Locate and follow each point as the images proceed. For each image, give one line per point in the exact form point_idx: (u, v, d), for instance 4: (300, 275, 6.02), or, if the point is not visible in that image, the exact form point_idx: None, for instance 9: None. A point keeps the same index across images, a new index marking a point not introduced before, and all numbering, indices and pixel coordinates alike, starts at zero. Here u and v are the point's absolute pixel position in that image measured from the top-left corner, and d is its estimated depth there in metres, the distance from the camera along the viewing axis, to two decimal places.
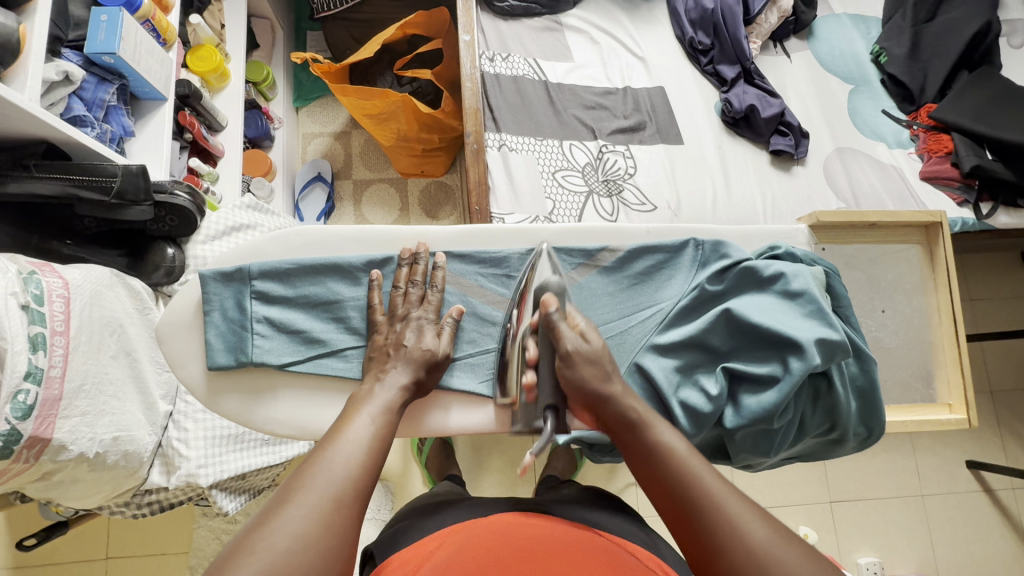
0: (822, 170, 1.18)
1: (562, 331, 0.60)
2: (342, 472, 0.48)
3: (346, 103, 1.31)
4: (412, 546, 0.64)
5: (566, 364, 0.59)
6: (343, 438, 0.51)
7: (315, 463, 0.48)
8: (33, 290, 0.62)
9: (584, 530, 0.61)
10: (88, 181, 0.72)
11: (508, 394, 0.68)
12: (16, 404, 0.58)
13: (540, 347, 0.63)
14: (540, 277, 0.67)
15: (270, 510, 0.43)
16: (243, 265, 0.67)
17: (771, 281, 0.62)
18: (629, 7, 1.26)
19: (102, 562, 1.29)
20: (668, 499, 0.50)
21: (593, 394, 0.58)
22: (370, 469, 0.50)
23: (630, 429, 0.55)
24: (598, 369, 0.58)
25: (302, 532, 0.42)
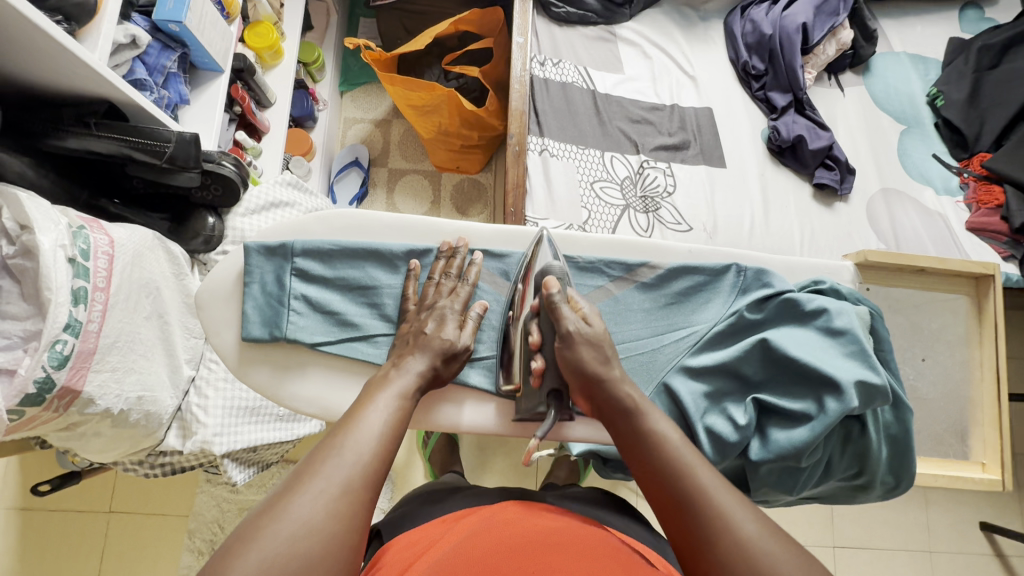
0: (865, 209, 1.15)
1: (564, 312, 0.60)
2: (353, 460, 0.47)
3: (392, 92, 1.32)
4: (418, 527, 0.65)
5: (566, 344, 0.59)
6: (358, 428, 0.50)
7: (330, 446, 0.48)
8: (80, 245, 0.64)
9: (590, 526, 0.61)
10: (142, 144, 0.73)
11: (510, 379, 0.67)
12: (53, 354, 0.59)
13: (542, 332, 0.62)
14: (542, 261, 0.66)
15: (283, 492, 0.44)
16: (287, 242, 0.68)
17: (813, 316, 0.60)
18: (685, 24, 1.25)
19: (105, 515, 1.31)
20: (659, 487, 0.50)
21: (591, 375, 0.57)
22: (382, 457, 0.49)
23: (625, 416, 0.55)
24: (598, 352, 0.59)
25: (312, 518, 0.42)
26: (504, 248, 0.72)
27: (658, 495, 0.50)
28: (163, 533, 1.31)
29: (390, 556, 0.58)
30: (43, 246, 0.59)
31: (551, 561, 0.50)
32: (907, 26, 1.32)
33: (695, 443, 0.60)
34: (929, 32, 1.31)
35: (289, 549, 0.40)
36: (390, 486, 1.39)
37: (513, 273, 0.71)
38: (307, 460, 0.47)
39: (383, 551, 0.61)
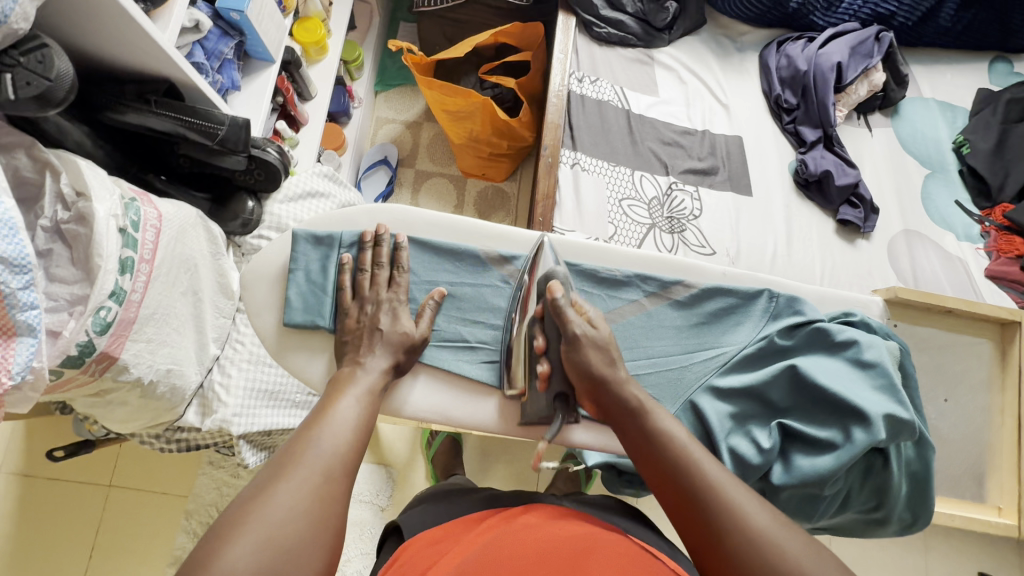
0: (886, 248, 1.17)
1: (569, 315, 0.63)
2: (330, 448, 0.52)
3: (428, 96, 1.35)
4: (438, 528, 0.68)
5: (572, 348, 0.62)
6: (330, 419, 0.55)
7: (308, 435, 0.53)
8: (131, 216, 0.66)
9: (607, 530, 0.62)
10: (198, 124, 0.74)
11: (515, 384, 0.68)
12: (97, 319, 0.61)
13: (547, 336, 0.66)
14: (545, 266, 0.68)
15: (267, 478, 0.49)
16: (335, 232, 0.70)
17: (843, 347, 0.61)
18: (722, 53, 1.28)
19: (105, 488, 1.31)
20: (670, 481, 0.53)
21: (597, 378, 0.61)
22: (354, 449, 0.54)
23: (631, 415, 0.59)
24: (605, 355, 0.62)
25: (294, 500, 0.47)
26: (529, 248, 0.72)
27: (669, 493, 0.53)
28: (161, 511, 1.31)
29: (411, 554, 0.61)
30: (98, 213, 0.61)
31: (571, 565, 0.51)
32: (937, 73, 1.34)
33: (718, 463, 0.60)
34: (959, 81, 1.33)
35: (276, 528, 0.45)
36: (390, 484, 1.39)
37: (511, 281, 0.72)
38: (284, 450, 0.51)
39: (402, 551, 0.64)
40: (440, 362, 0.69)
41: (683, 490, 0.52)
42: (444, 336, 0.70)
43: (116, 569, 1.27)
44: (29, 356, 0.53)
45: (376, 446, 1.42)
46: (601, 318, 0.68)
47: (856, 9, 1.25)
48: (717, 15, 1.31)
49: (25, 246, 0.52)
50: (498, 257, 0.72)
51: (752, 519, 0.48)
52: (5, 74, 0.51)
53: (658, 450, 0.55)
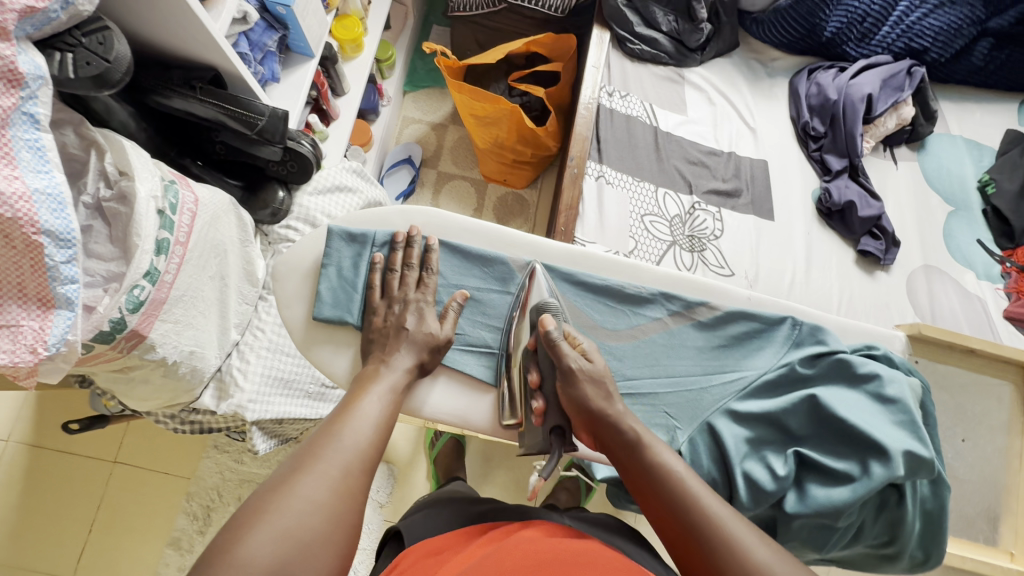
0: (905, 282, 1.16)
1: (564, 349, 0.63)
2: (354, 446, 0.53)
3: (457, 99, 1.36)
4: (437, 538, 0.69)
5: (569, 382, 0.63)
6: (353, 416, 0.56)
7: (333, 430, 0.54)
8: (170, 199, 0.67)
9: (605, 548, 0.62)
10: (239, 114, 0.76)
11: (513, 414, 0.69)
12: (131, 298, 0.62)
13: (541, 370, 0.67)
14: (539, 295, 0.70)
15: (289, 469, 0.49)
16: (370, 230, 0.71)
17: (865, 380, 0.61)
18: (752, 77, 1.28)
19: (109, 464, 1.33)
20: (668, 517, 0.54)
21: (593, 412, 0.62)
22: (374, 449, 0.54)
23: (629, 449, 0.59)
24: (600, 389, 0.62)
25: (316, 493, 0.47)
26: (566, 263, 0.71)
27: (670, 527, 0.54)
28: (162, 491, 1.32)
29: (411, 563, 0.62)
30: (140, 194, 0.62)
31: None
32: (966, 111, 1.34)
33: (731, 487, 0.60)
34: (988, 120, 1.33)
35: (296, 521, 0.45)
36: (391, 481, 1.39)
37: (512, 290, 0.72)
38: (308, 445, 0.52)
39: (401, 559, 0.65)
40: (463, 366, 0.69)
41: (683, 523, 0.53)
42: (469, 340, 0.71)
43: (114, 545, 1.28)
44: (65, 328, 0.55)
45: None
46: (623, 334, 0.69)
47: (891, 41, 1.24)
48: (750, 39, 1.31)
49: (71, 221, 0.53)
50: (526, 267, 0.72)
51: (754, 552, 0.49)
52: (66, 53, 0.53)
53: (656, 483, 0.56)
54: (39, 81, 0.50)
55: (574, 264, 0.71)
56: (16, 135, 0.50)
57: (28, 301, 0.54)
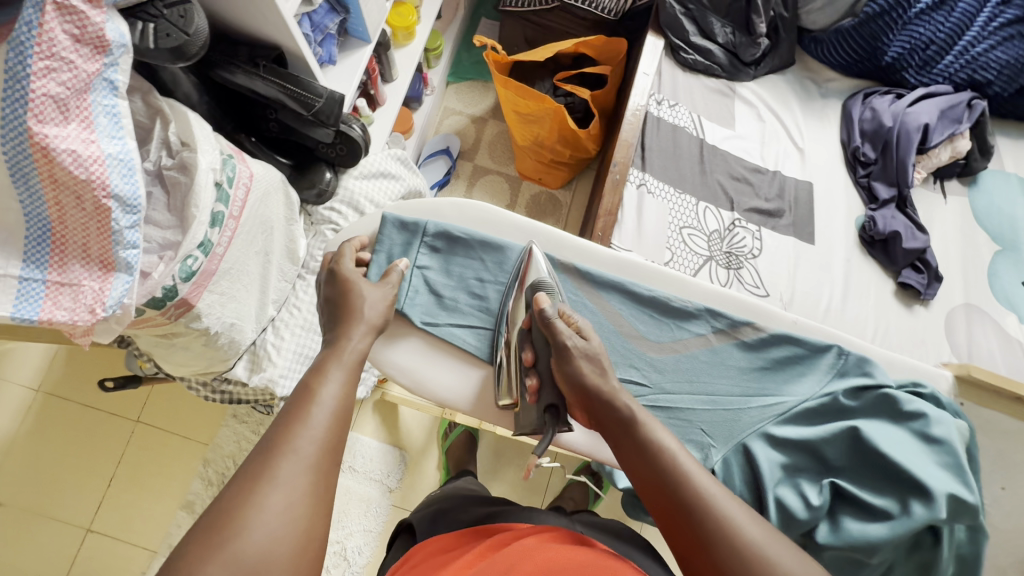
0: (944, 319, 1.13)
1: (558, 327, 0.63)
2: (309, 463, 0.47)
3: (502, 95, 1.36)
4: (450, 534, 0.70)
5: (563, 358, 0.63)
6: (304, 427, 0.49)
7: (282, 451, 0.47)
8: (228, 173, 0.69)
9: (607, 559, 0.61)
10: (298, 94, 0.77)
11: (509, 394, 0.69)
12: (184, 267, 0.63)
13: (536, 349, 0.68)
14: (536, 273, 0.69)
15: (237, 499, 0.44)
16: (422, 221, 0.74)
17: (910, 418, 0.60)
18: (805, 96, 1.26)
19: (131, 424, 1.36)
20: (658, 493, 0.53)
21: (585, 386, 0.62)
22: (330, 454, 0.49)
23: (623, 427, 0.58)
24: (594, 365, 0.62)
25: (277, 530, 0.43)
26: (615, 272, 0.71)
27: (660, 505, 0.53)
28: (180, 454, 1.35)
29: (423, 559, 0.64)
30: (201, 165, 0.64)
31: None
32: None
33: (762, 511, 0.60)
34: None
35: (256, 563, 0.42)
36: (402, 467, 1.41)
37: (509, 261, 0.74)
38: (254, 468, 0.46)
39: (410, 555, 0.67)
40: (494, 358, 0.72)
41: (674, 500, 0.52)
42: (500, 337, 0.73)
43: (130, 502, 1.31)
44: (123, 292, 0.55)
45: (394, 428, 1.44)
46: (665, 346, 0.68)
47: (953, 71, 1.19)
48: (806, 58, 1.29)
49: (138, 187, 0.54)
50: (573, 270, 0.71)
51: (746, 529, 0.49)
52: (148, 24, 0.54)
53: (648, 461, 0.55)
54: (122, 49, 0.51)
55: (622, 272, 0.71)
56: (96, 100, 0.51)
57: (91, 262, 0.55)
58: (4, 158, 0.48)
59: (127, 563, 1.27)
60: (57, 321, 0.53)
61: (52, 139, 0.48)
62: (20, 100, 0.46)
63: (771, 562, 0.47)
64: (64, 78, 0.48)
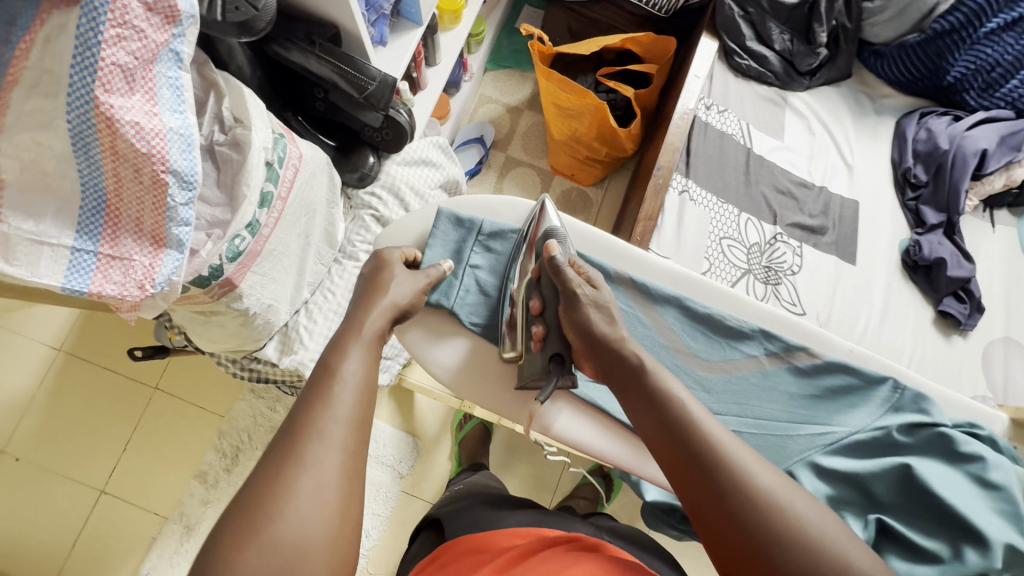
0: (983, 352, 1.09)
1: (568, 275, 0.65)
2: (338, 444, 0.46)
3: (543, 87, 1.33)
4: (479, 535, 0.68)
5: (571, 305, 0.64)
6: (327, 408, 0.47)
7: (307, 434, 0.45)
8: (279, 153, 0.67)
9: (627, 571, 0.57)
10: (351, 74, 0.75)
11: (514, 347, 0.72)
12: (231, 247, 0.62)
13: (543, 296, 0.69)
14: (547, 223, 0.71)
15: (270, 487, 0.42)
16: (477, 218, 0.77)
17: (965, 460, 0.58)
18: (858, 111, 1.22)
19: (150, 390, 1.35)
20: (675, 452, 0.51)
21: (595, 335, 0.62)
22: (358, 434, 0.47)
23: (632, 376, 0.58)
24: (604, 313, 0.63)
25: (312, 517, 0.42)
26: (670, 286, 0.72)
27: (669, 453, 0.52)
28: (197, 424, 1.35)
29: (450, 562, 0.63)
30: (254, 144, 0.62)
31: None
32: None
33: None
34: None
35: (291, 552, 0.41)
36: (414, 454, 1.41)
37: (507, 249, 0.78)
38: (282, 453, 0.44)
39: (440, 555, 0.66)
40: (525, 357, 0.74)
41: (685, 449, 0.51)
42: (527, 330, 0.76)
43: (144, 467, 1.31)
44: (173, 269, 0.55)
45: (409, 415, 1.43)
46: (715, 366, 0.69)
47: (1016, 96, 1.13)
48: (863, 72, 1.25)
49: (196, 164, 0.53)
50: (629, 280, 0.71)
51: (758, 478, 0.48)
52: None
53: (658, 410, 0.54)
54: (191, 20, 0.50)
55: (676, 286, 0.72)
56: (161, 71, 0.50)
57: (143, 237, 0.53)
58: (68, 126, 0.47)
59: (137, 527, 1.28)
60: (106, 294, 0.52)
61: (117, 110, 0.47)
62: (90, 69, 0.45)
63: (785, 511, 0.46)
64: (133, 47, 0.46)
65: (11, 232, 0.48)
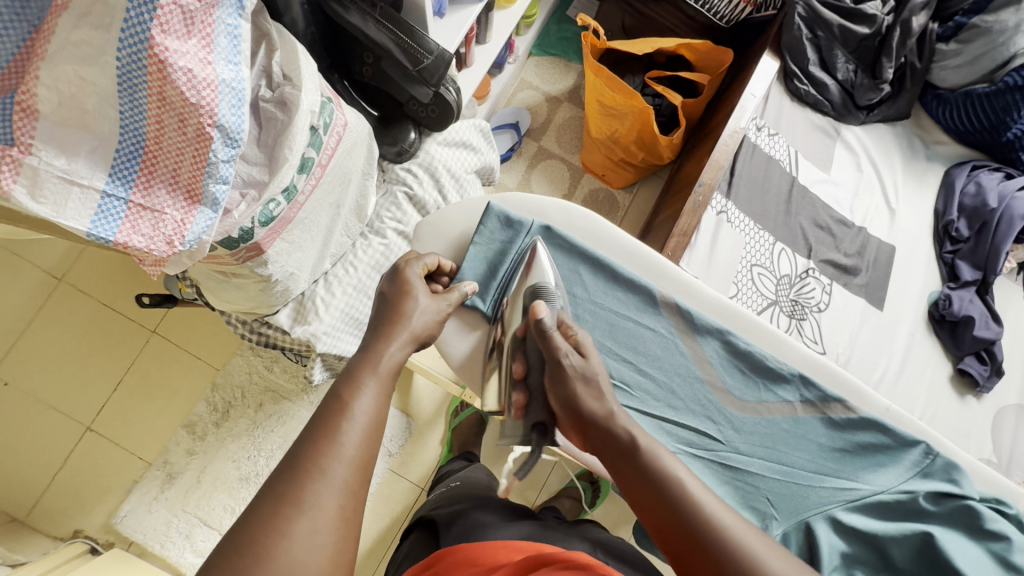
0: (995, 415, 1.07)
1: (555, 342, 0.62)
2: (340, 486, 0.44)
3: (590, 82, 1.29)
4: (477, 543, 0.62)
5: (559, 379, 0.62)
6: (333, 446, 0.45)
7: (309, 472, 0.43)
8: (325, 119, 0.64)
9: None
10: (408, 45, 0.72)
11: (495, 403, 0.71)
12: (265, 211, 0.60)
13: (529, 361, 0.66)
14: (536, 276, 0.69)
15: (277, 504, 0.42)
16: (526, 219, 0.76)
17: (989, 537, 0.61)
18: (908, 154, 1.19)
19: (147, 333, 1.31)
20: (682, 543, 0.50)
21: (585, 411, 0.60)
22: (360, 475, 0.45)
23: (625, 455, 0.56)
24: (591, 388, 0.61)
25: (306, 565, 0.40)
26: (715, 318, 0.74)
27: (673, 542, 0.50)
28: (191, 373, 1.31)
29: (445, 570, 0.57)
30: (303, 105, 0.58)
31: None
32: None
33: None
34: None
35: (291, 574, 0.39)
36: (406, 434, 1.39)
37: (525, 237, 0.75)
38: (281, 489, 0.42)
39: (433, 563, 0.61)
40: None
41: (692, 538, 0.49)
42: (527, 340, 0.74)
43: (133, 409, 1.28)
44: (204, 228, 0.51)
45: (405, 395, 1.41)
46: (749, 407, 0.71)
47: None
48: (921, 114, 1.22)
49: (244, 121, 0.50)
50: (674, 307, 0.73)
51: (765, 562, 0.47)
52: None
53: (660, 493, 0.52)
54: None
55: (721, 319, 0.74)
56: (221, 17, 0.49)
57: (178, 190, 0.50)
58: (117, 64, 0.45)
59: (119, 469, 1.26)
60: (132, 246, 0.48)
61: (172, 53, 0.45)
62: (149, 6, 0.43)
63: None
64: None
65: (40, 168, 0.44)
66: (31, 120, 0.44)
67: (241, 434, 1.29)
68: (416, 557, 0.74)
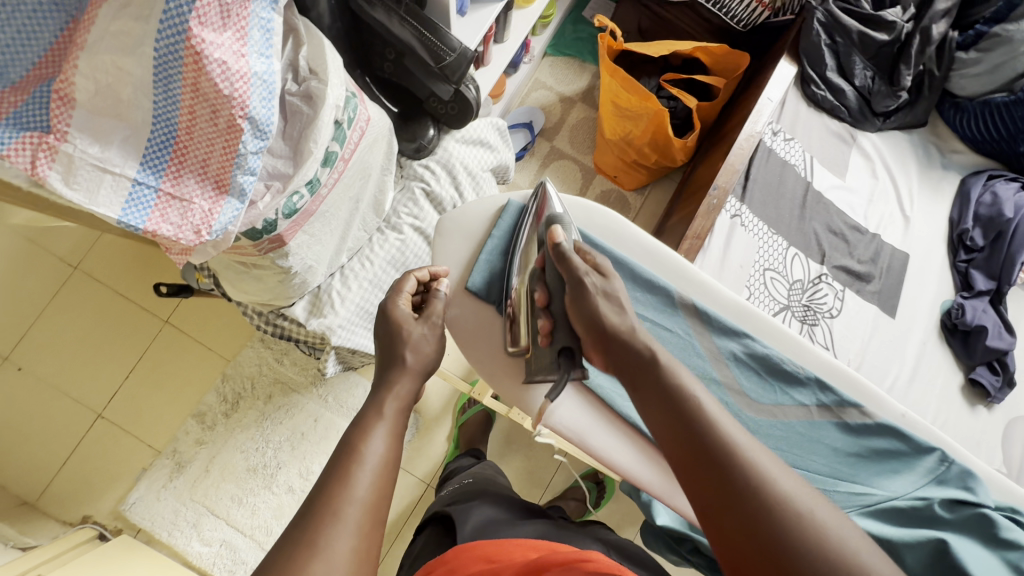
0: (1006, 426, 1.07)
1: (575, 261, 0.65)
2: (353, 528, 0.44)
3: (605, 83, 1.29)
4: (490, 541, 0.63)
5: (580, 297, 0.63)
6: (345, 491, 0.46)
7: (324, 517, 0.44)
8: (349, 113, 0.64)
9: None
10: (431, 42, 0.73)
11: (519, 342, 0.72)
12: (289, 203, 0.61)
13: (550, 289, 0.69)
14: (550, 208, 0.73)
15: (293, 551, 0.42)
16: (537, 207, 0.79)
17: None
18: (924, 162, 1.18)
19: (158, 323, 1.33)
20: (688, 448, 0.49)
21: (602, 328, 0.61)
22: (372, 518, 0.46)
23: (646, 369, 0.57)
24: (613, 304, 0.63)
25: None
26: (732, 319, 0.75)
27: (678, 446, 0.50)
28: (201, 363, 1.32)
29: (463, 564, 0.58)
30: (328, 100, 0.59)
31: None
32: None
33: None
34: None
35: None
36: (414, 429, 1.40)
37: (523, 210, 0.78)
38: (297, 538, 0.43)
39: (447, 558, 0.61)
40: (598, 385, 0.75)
41: (698, 446, 0.48)
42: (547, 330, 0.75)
43: (143, 398, 1.30)
44: (230, 219, 0.52)
45: None
46: (765, 409, 0.72)
47: None
48: (938, 122, 1.21)
49: (274, 113, 0.50)
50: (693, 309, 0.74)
51: (776, 481, 0.44)
52: None
53: (674, 405, 0.52)
54: None
55: (738, 320, 0.75)
56: (255, 11, 0.50)
57: (206, 179, 0.51)
58: (155, 54, 0.46)
59: (129, 457, 1.27)
60: (161, 234, 0.49)
61: (208, 44, 0.46)
62: None
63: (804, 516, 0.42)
64: None
65: (75, 155, 0.45)
66: (68, 109, 0.45)
67: (250, 426, 1.30)
68: (429, 551, 0.75)
